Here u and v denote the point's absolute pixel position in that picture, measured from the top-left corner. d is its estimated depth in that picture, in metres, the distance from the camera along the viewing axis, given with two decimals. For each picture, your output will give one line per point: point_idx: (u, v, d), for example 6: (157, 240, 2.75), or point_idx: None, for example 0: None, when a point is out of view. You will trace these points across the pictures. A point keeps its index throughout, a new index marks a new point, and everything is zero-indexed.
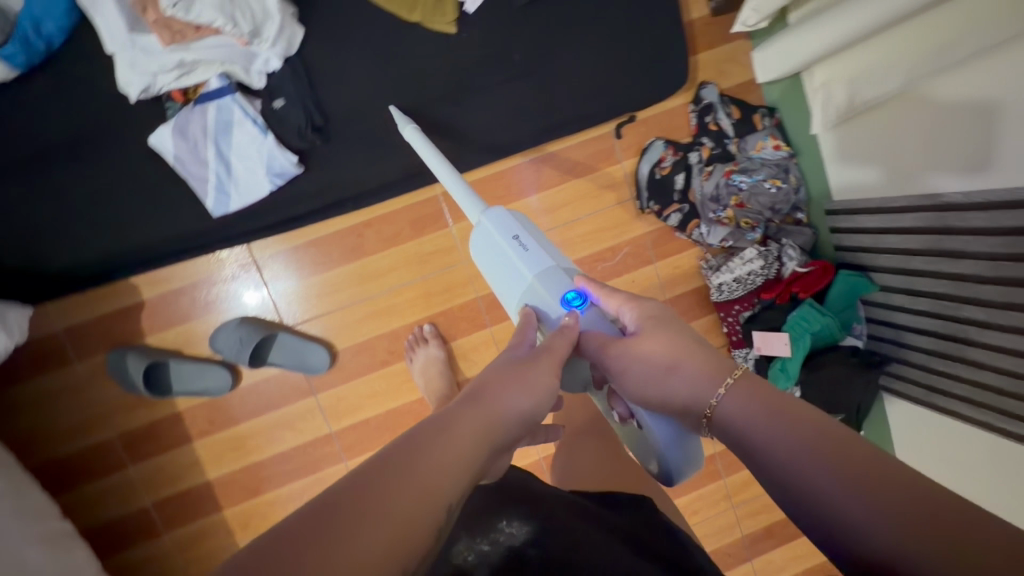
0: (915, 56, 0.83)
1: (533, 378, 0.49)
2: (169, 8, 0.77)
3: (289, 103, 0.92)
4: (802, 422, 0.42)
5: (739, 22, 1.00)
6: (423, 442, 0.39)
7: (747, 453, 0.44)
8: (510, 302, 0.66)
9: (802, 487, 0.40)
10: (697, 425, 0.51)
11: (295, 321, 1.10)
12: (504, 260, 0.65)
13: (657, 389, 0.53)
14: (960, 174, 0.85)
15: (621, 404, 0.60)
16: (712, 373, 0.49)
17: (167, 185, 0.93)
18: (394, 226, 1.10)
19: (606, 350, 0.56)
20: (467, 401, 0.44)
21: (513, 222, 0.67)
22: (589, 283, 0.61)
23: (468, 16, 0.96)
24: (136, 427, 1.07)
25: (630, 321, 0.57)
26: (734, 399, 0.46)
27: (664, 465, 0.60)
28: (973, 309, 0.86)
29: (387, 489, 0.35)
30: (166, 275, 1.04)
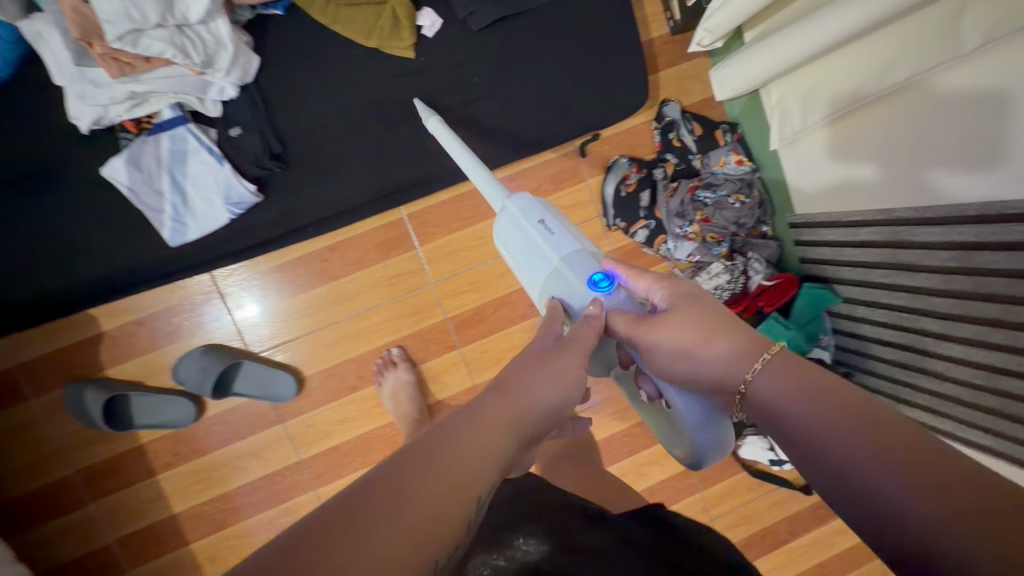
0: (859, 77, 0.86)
1: (561, 368, 0.51)
2: (115, 42, 0.76)
3: (246, 131, 0.91)
4: (832, 399, 0.44)
5: (694, 44, 1.01)
6: (455, 428, 0.40)
7: (783, 431, 0.46)
8: (534, 286, 0.68)
9: (830, 458, 0.42)
10: (731, 405, 0.54)
11: (260, 348, 1.09)
12: (532, 245, 0.68)
13: (689, 363, 0.55)
14: (965, 170, 0.78)
15: (648, 383, 0.61)
16: (746, 349, 0.52)
17: (122, 217, 0.92)
18: (360, 249, 1.09)
19: (636, 328, 0.57)
20: (497, 390, 0.46)
21: (540, 207, 0.70)
22: (617, 265, 0.63)
23: (425, 41, 0.97)
24: (98, 462, 1.05)
25: (660, 299, 0.60)
26: (766, 377, 0.49)
27: (692, 449, 0.60)
28: (928, 320, 0.88)
29: (421, 473, 0.36)
30: (125, 306, 1.03)
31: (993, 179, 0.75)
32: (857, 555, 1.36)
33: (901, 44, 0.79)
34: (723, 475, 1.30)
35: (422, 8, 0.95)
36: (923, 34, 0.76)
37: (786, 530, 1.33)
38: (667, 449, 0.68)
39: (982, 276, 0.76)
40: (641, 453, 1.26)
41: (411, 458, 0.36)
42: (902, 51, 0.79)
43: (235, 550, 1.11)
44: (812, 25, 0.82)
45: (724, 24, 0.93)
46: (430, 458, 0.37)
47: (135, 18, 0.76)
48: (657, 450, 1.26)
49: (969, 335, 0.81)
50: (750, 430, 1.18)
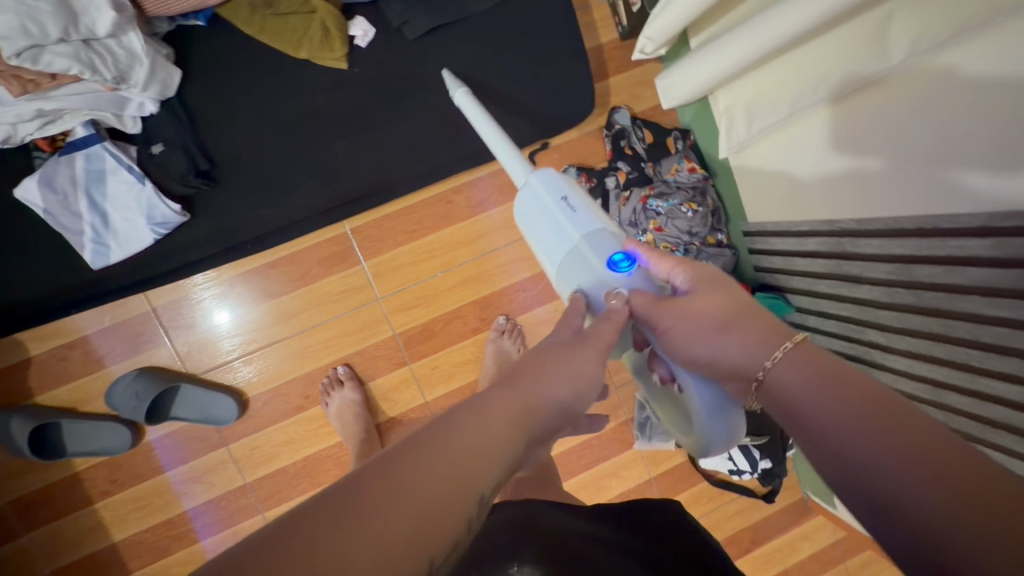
0: (805, 83, 0.83)
1: (576, 363, 0.48)
2: (12, 59, 0.71)
3: (168, 147, 0.87)
4: (855, 394, 0.40)
5: (637, 51, 0.99)
6: (459, 419, 0.37)
7: (797, 422, 0.43)
8: (550, 263, 0.65)
9: (844, 455, 0.38)
10: (743, 394, 0.50)
11: (201, 370, 1.05)
12: (553, 220, 0.64)
13: (706, 349, 0.51)
14: (979, 168, 0.65)
15: (662, 365, 0.57)
16: (766, 339, 0.48)
17: (39, 239, 0.88)
18: (304, 265, 1.06)
19: (653, 311, 0.54)
20: (506, 384, 0.43)
21: (563, 184, 0.67)
22: (639, 246, 0.60)
23: (358, 50, 0.93)
24: (30, 492, 1.01)
25: (681, 282, 0.56)
26: (785, 367, 0.45)
27: (703, 437, 0.56)
28: (873, 332, 0.86)
29: (421, 465, 0.33)
30: (52, 331, 0.98)
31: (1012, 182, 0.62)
32: (821, 561, 1.35)
33: (843, 49, 0.76)
34: (685, 485, 1.28)
35: (353, 17, 0.92)
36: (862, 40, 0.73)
37: (750, 538, 1.32)
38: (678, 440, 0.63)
39: (921, 290, 0.74)
40: (600, 465, 1.24)
41: (411, 449, 0.34)
42: (843, 57, 0.76)
43: None
44: (755, 28, 0.80)
45: (664, 31, 0.91)
46: (431, 449, 0.34)
47: (32, 33, 0.71)
48: (617, 461, 1.25)
49: (913, 348, 0.79)
50: None
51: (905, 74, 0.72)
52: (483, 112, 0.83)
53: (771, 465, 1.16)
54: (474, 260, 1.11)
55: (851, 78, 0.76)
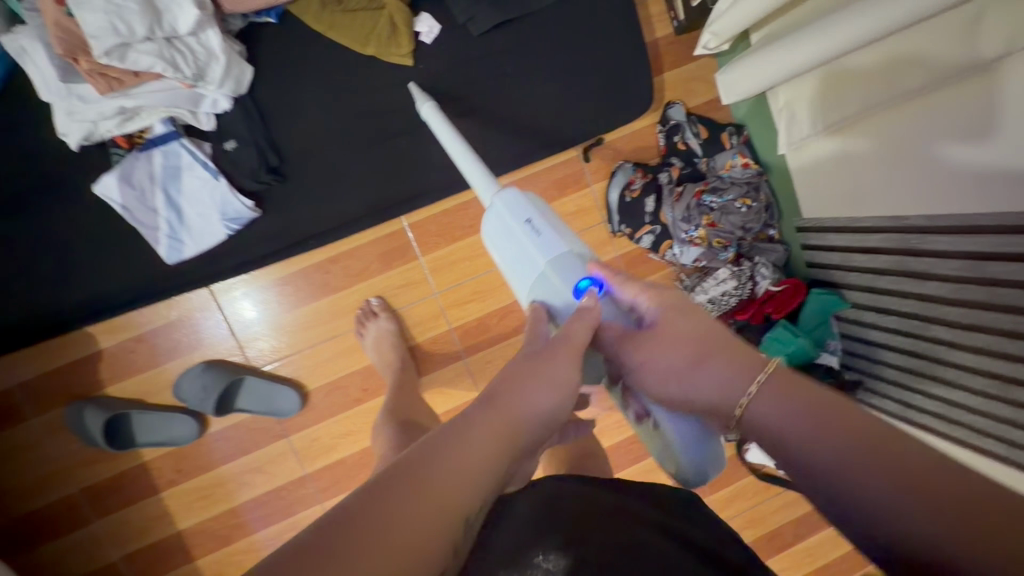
0: (872, 88, 0.83)
1: (552, 372, 0.48)
2: (102, 58, 0.73)
3: (241, 144, 0.89)
4: (840, 420, 0.39)
5: (700, 46, 0.98)
6: (445, 446, 0.38)
7: (785, 456, 0.41)
8: (516, 287, 0.65)
9: (843, 489, 0.37)
10: (721, 427, 0.51)
11: (263, 363, 1.07)
12: (516, 245, 0.64)
13: (680, 386, 0.52)
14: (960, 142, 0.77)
15: (635, 401, 0.58)
16: (742, 370, 0.47)
17: (119, 235, 0.90)
18: (362, 260, 1.07)
19: (624, 347, 0.56)
20: (485, 402, 0.43)
21: (527, 206, 0.65)
22: (603, 269, 0.60)
23: (424, 47, 0.94)
24: (100, 481, 1.04)
25: (646, 311, 0.56)
26: (763, 402, 0.44)
27: (683, 468, 0.56)
28: (939, 329, 0.86)
29: (408, 497, 0.34)
30: (121, 324, 1.00)
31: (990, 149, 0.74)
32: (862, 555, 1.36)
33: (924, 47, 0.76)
34: (729, 478, 1.30)
35: (419, 13, 0.92)
36: (947, 36, 0.73)
37: (792, 532, 1.33)
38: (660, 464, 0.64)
39: (996, 287, 0.74)
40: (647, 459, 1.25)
41: (397, 481, 0.35)
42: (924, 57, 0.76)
43: (241, 565, 1.11)
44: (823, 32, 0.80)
45: (732, 28, 0.90)
46: (417, 480, 0.35)
47: (121, 31, 0.72)
48: None
49: (982, 345, 0.79)
50: None
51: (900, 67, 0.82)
52: (443, 118, 0.83)
53: None
54: None
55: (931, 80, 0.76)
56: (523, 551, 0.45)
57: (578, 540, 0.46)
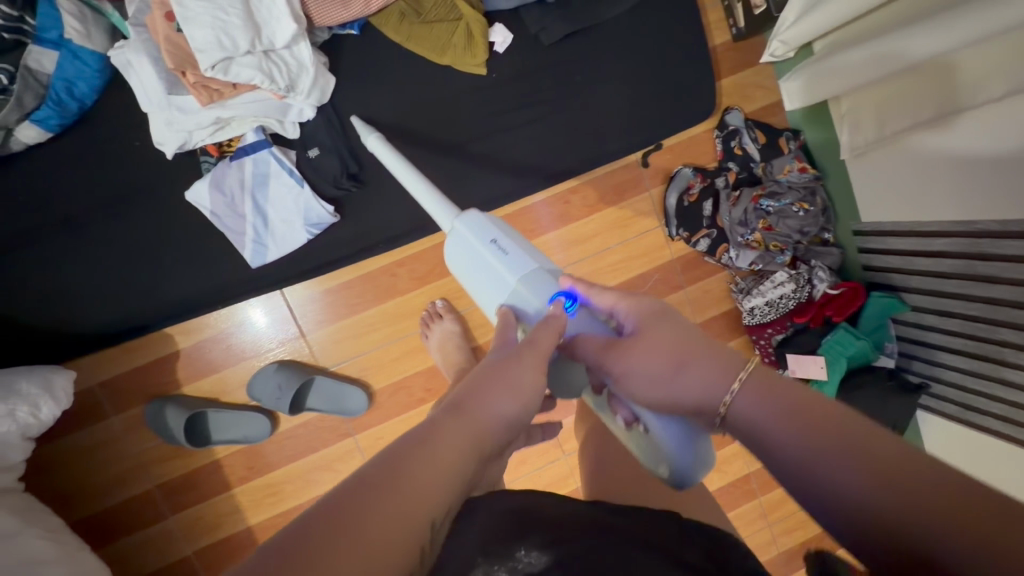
0: (928, 99, 0.86)
1: (516, 377, 0.45)
2: (208, 71, 0.76)
3: (324, 152, 0.92)
4: (814, 416, 0.40)
5: (767, 54, 1.07)
6: (409, 454, 0.35)
7: (767, 455, 0.42)
8: (490, 306, 0.66)
9: (820, 483, 0.38)
10: (708, 427, 0.50)
11: (332, 363, 1.10)
12: (486, 266, 0.66)
13: (665, 390, 0.50)
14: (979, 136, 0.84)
15: (622, 407, 0.56)
16: (722, 370, 0.47)
17: (206, 240, 0.93)
18: (427, 263, 1.10)
19: (605, 357, 0.54)
20: (450, 410, 0.40)
21: (490, 226, 0.68)
22: (576, 283, 0.60)
23: (497, 56, 0.96)
24: (175, 477, 1.08)
25: (624, 318, 0.56)
26: (745, 400, 0.44)
27: (674, 471, 0.54)
28: (1009, 331, 0.87)
29: (370, 509, 0.31)
30: (199, 325, 1.03)
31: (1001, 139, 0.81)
32: None
33: (986, 63, 0.77)
34: None
35: (494, 24, 0.95)
36: (1012, 55, 0.74)
37: None
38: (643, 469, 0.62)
39: None
40: None
41: (358, 493, 0.31)
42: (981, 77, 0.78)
43: None
44: (887, 46, 0.85)
45: (800, 36, 0.98)
46: (378, 493, 0.32)
47: (226, 45, 0.76)
48: (717, 455, 1.28)
49: None
50: None
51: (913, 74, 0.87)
52: (389, 149, 0.84)
53: None
54: (588, 259, 1.15)
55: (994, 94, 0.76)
56: (504, 542, 0.44)
57: (556, 536, 0.44)
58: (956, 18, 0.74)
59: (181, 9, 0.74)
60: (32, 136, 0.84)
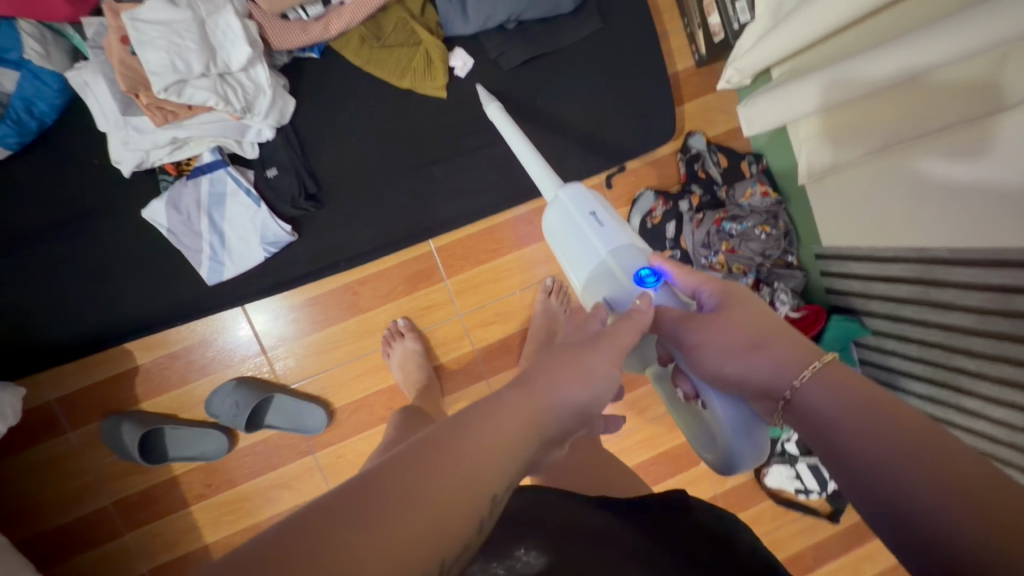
0: (891, 121, 0.85)
1: (590, 364, 0.46)
2: (161, 93, 0.78)
3: (282, 171, 0.92)
4: (890, 416, 0.39)
5: (723, 81, 1.09)
6: (474, 419, 0.36)
7: (828, 445, 0.41)
8: (577, 275, 0.67)
9: (857, 459, 0.39)
10: (770, 413, 0.51)
11: (292, 381, 1.09)
12: (581, 236, 0.67)
13: (734, 370, 0.51)
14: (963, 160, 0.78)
15: (686, 381, 0.58)
16: (796, 357, 0.47)
17: (165, 257, 0.94)
18: (389, 282, 1.10)
19: (682, 330, 0.55)
20: (520, 384, 0.41)
21: (591, 199, 0.69)
22: (665, 262, 0.61)
23: (457, 80, 0.98)
24: (131, 494, 1.07)
25: (706, 298, 0.57)
26: (813, 387, 0.44)
27: (728, 449, 0.57)
28: (963, 358, 0.87)
29: (436, 465, 0.32)
30: (159, 340, 1.03)
31: (977, 164, 0.76)
32: None
33: (968, 82, 0.73)
34: (748, 503, 1.30)
35: (453, 49, 0.96)
36: (1010, 69, 0.68)
37: (813, 557, 1.33)
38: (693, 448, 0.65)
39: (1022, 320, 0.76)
40: (666, 481, 1.26)
41: (424, 449, 0.33)
42: (944, 96, 0.76)
43: None
44: (835, 74, 0.87)
45: (753, 64, 1.00)
46: (444, 450, 0.33)
47: (180, 69, 0.77)
48: (685, 477, 1.27)
49: (1008, 375, 0.81)
50: (776, 459, 1.19)
51: (904, 87, 0.81)
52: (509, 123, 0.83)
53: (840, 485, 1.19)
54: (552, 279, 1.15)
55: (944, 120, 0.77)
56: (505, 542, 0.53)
57: (549, 541, 0.53)
58: (902, 46, 0.75)
59: (136, 33, 0.76)
60: None
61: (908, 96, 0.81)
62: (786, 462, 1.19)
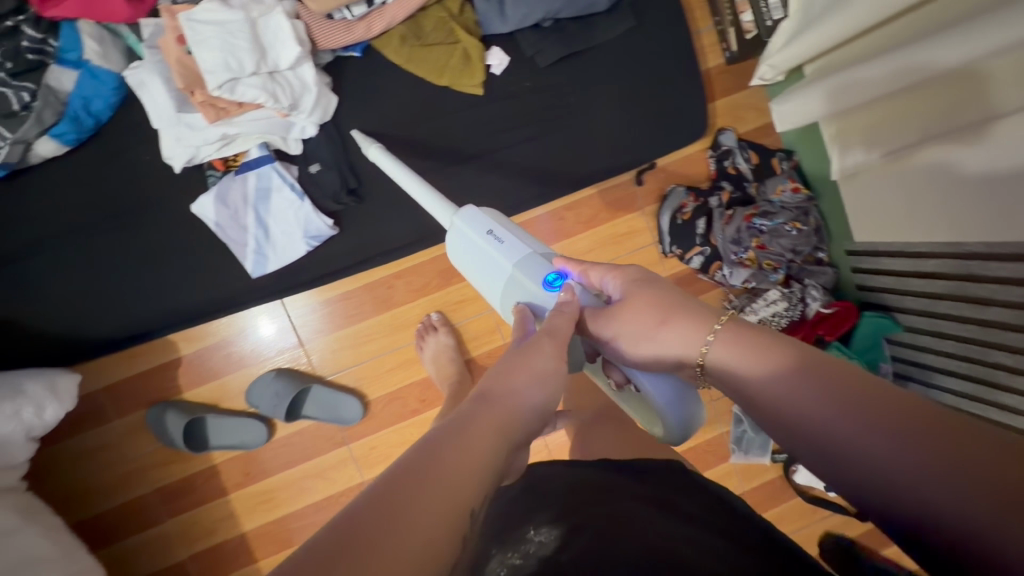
0: (930, 116, 0.85)
1: (542, 369, 0.47)
2: (214, 90, 0.81)
3: (324, 167, 0.95)
4: (801, 367, 0.41)
5: (757, 77, 1.10)
6: (440, 444, 0.37)
7: (757, 406, 0.43)
8: (493, 295, 0.68)
9: (785, 416, 0.40)
10: (692, 376, 0.53)
11: (327, 373, 1.12)
12: (485, 255, 0.69)
13: (651, 349, 0.53)
14: (1000, 152, 0.78)
15: (616, 371, 0.59)
16: (697, 324, 0.49)
17: (211, 250, 0.97)
18: (423, 276, 1.12)
19: (597, 324, 0.56)
20: (480, 400, 0.42)
21: (485, 218, 0.71)
22: (567, 262, 0.62)
23: (494, 78, 1.00)
24: (171, 482, 1.10)
25: (613, 289, 0.57)
26: (720, 349, 0.46)
27: (669, 425, 0.58)
28: (1001, 354, 0.87)
29: (417, 492, 0.33)
30: (200, 332, 1.06)
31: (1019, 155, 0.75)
32: None
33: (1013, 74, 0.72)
34: (775, 501, 1.29)
35: (491, 47, 0.98)
36: None
37: None
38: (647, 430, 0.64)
39: None
40: None
41: (403, 481, 0.33)
42: (991, 87, 0.75)
43: None
44: (875, 68, 0.86)
45: (787, 60, 1.01)
46: (417, 479, 0.34)
47: (233, 67, 0.81)
48: (711, 473, 1.27)
49: None
50: None
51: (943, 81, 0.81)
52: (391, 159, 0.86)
53: None
54: None
55: (987, 112, 0.77)
56: (517, 529, 0.53)
57: (562, 521, 0.52)
58: (939, 43, 0.75)
59: (192, 33, 0.80)
60: (49, 149, 0.89)
61: (944, 90, 0.82)
62: None
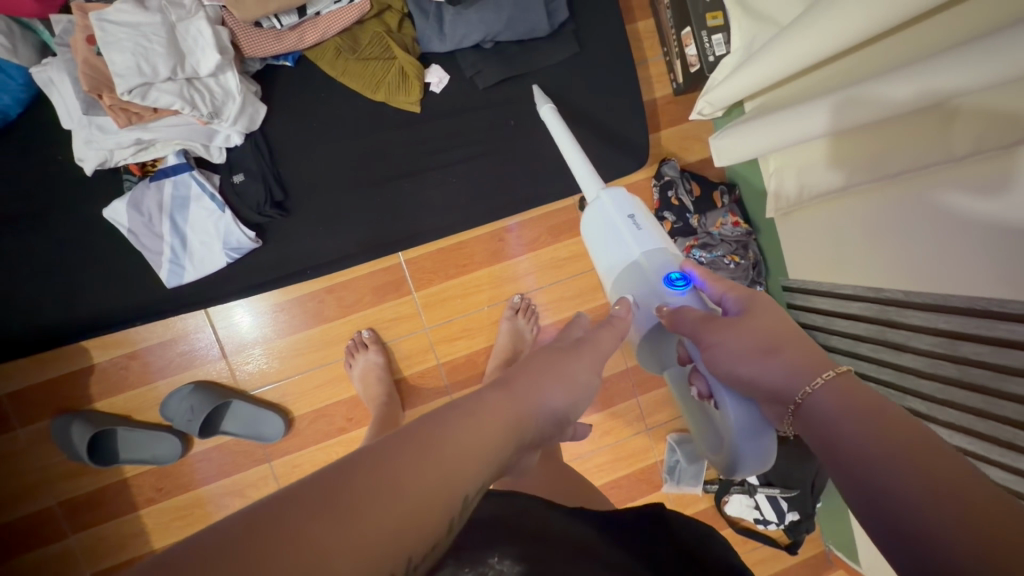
0: (896, 151, 0.77)
1: (573, 371, 0.45)
2: (124, 95, 0.77)
3: (248, 178, 0.92)
4: (902, 435, 0.37)
5: (695, 112, 1.10)
6: (452, 417, 0.34)
7: (835, 460, 0.39)
8: (604, 273, 0.64)
9: (868, 482, 0.36)
10: (779, 418, 0.47)
11: (251, 388, 1.08)
12: (614, 233, 0.63)
13: (748, 373, 0.47)
14: (969, 193, 0.70)
15: (700, 380, 0.53)
16: (813, 365, 0.44)
17: (127, 256, 0.93)
18: (356, 292, 1.09)
19: (699, 327, 0.51)
20: (500, 386, 0.40)
21: (632, 202, 0.65)
22: (696, 266, 0.58)
23: (433, 96, 0.99)
24: (79, 495, 1.05)
25: (731, 304, 0.53)
26: (823, 394, 0.41)
27: (733, 454, 0.53)
28: (913, 400, 0.86)
29: (410, 465, 0.30)
30: (114, 340, 1.02)
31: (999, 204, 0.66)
32: None
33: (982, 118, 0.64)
34: None
35: (430, 65, 0.97)
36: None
37: None
38: (703, 450, 0.60)
39: (967, 366, 0.75)
40: (628, 504, 1.25)
41: (394, 446, 0.31)
42: (955, 125, 0.68)
43: None
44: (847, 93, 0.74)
45: (722, 99, 1.01)
46: (424, 444, 0.31)
47: (145, 72, 0.77)
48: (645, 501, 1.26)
49: (951, 419, 0.80)
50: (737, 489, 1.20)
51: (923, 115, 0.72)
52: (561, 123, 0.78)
53: (799, 518, 1.18)
54: (543, 289, 1.16)
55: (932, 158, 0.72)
56: (480, 547, 0.46)
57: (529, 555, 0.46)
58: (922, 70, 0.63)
59: (102, 34, 0.76)
60: None
61: (913, 125, 0.74)
62: (746, 491, 1.20)
